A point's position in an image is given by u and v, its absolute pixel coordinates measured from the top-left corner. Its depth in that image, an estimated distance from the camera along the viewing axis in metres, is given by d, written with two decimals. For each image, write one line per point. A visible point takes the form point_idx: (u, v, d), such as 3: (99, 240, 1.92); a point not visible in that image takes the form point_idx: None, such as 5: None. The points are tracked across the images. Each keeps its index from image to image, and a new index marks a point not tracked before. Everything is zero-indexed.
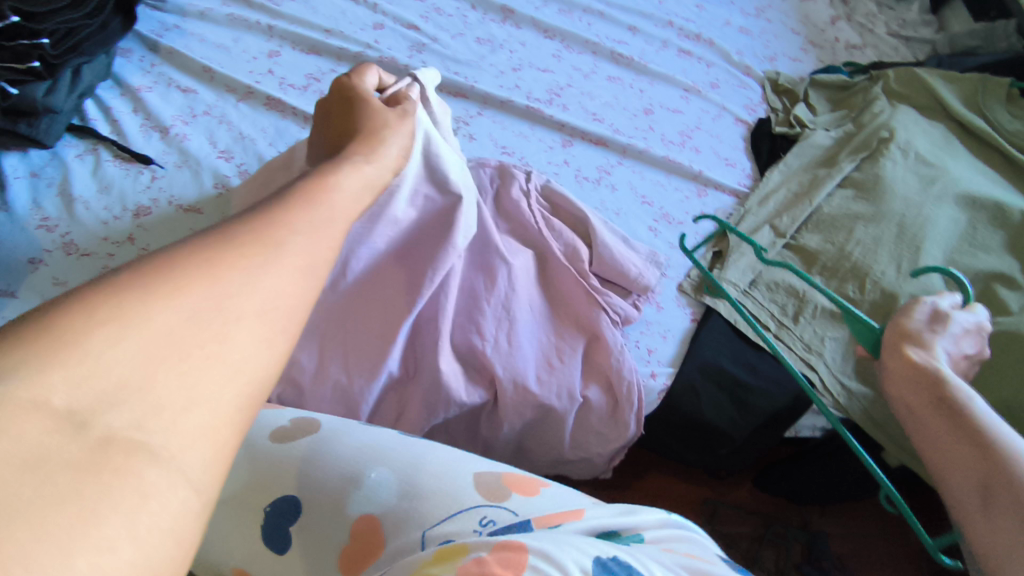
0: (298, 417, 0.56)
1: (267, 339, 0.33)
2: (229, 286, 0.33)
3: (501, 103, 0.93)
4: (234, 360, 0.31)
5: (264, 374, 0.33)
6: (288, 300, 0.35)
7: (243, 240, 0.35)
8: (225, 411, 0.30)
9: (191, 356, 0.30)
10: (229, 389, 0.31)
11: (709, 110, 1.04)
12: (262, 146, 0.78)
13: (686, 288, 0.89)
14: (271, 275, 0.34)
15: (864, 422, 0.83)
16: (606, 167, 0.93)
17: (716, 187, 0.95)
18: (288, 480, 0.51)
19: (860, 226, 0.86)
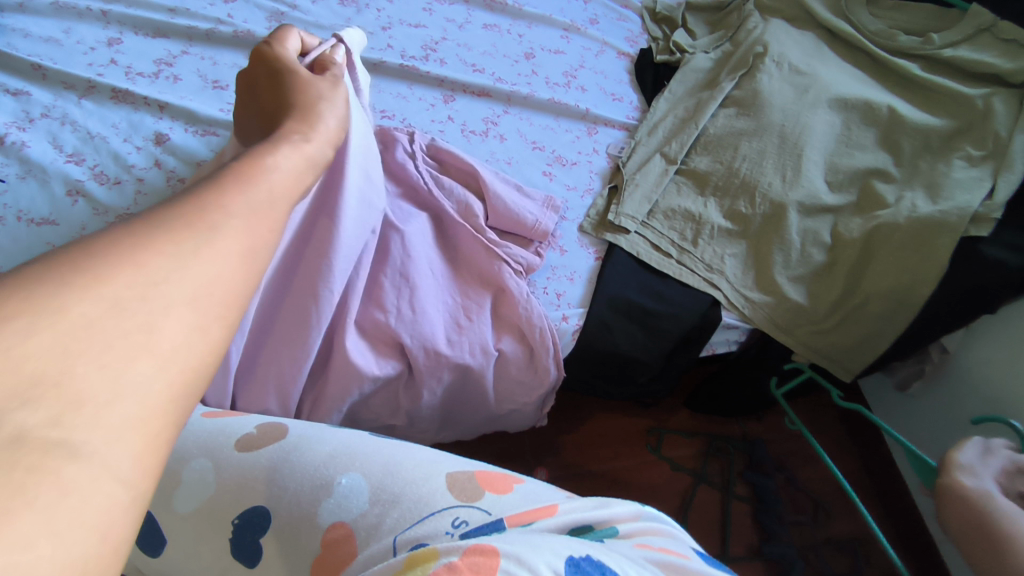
0: (264, 422, 0.51)
1: (203, 326, 0.29)
2: (157, 273, 0.29)
3: (374, 65, 0.88)
4: (163, 351, 0.28)
5: (200, 367, 0.29)
6: (227, 287, 0.31)
7: (171, 223, 0.31)
8: (156, 401, 0.27)
9: (120, 354, 0.26)
10: (160, 382, 0.27)
11: (591, 47, 1.03)
12: (116, 143, 0.73)
13: (595, 225, 0.84)
14: (203, 261, 0.30)
15: (770, 328, 0.81)
16: (492, 118, 0.89)
17: (605, 123, 0.94)
18: (258, 489, 0.46)
19: (744, 142, 0.88)
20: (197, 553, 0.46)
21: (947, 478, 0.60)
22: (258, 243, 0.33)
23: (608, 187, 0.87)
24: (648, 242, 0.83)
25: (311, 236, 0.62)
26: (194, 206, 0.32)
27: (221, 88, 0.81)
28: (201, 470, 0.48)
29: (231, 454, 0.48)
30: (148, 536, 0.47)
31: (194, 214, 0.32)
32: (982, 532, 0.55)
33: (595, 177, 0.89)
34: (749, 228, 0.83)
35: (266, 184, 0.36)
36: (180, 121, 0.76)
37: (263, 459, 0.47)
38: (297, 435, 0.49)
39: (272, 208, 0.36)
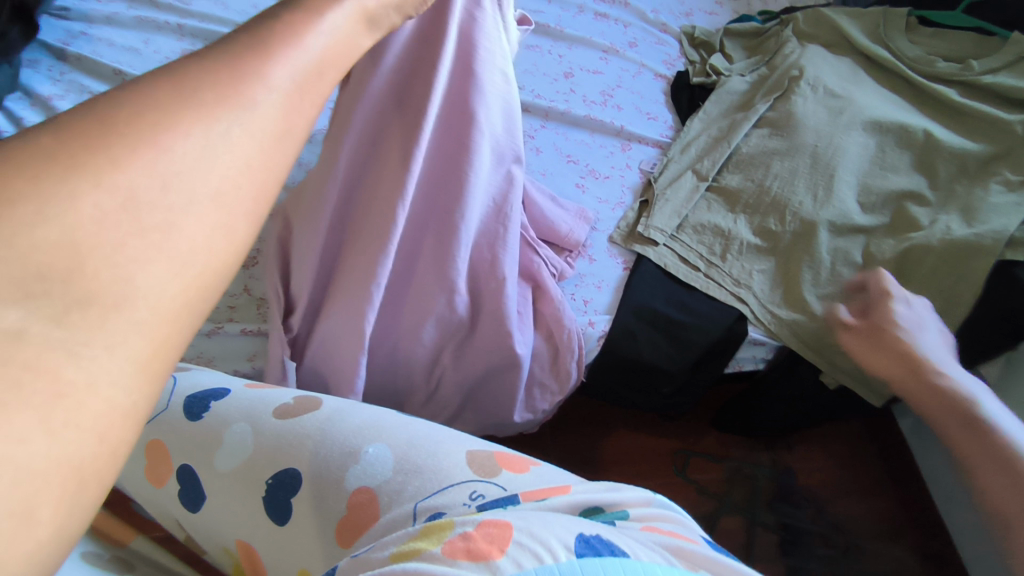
0: (300, 395, 0.55)
1: (222, 224, 0.26)
2: (178, 157, 0.25)
3: None
4: (185, 250, 0.24)
5: (216, 274, 0.26)
6: (257, 178, 0.27)
7: (205, 96, 0.27)
8: (172, 307, 0.24)
9: (127, 250, 0.23)
10: (177, 285, 0.24)
11: (629, 68, 1.07)
12: None
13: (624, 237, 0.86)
14: (234, 147, 0.27)
15: (796, 346, 0.81)
16: (530, 132, 0.94)
17: (639, 140, 0.97)
18: (292, 453, 0.49)
19: (776, 161, 0.89)
20: (235, 510, 0.49)
21: (883, 363, 0.64)
22: (292, 129, 0.29)
23: (639, 201, 0.90)
24: (676, 256, 0.85)
25: (424, 198, 0.62)
26: (229, 65, 0.28)
27: None
28: (241, 434, 0.51)
29: (270, 421, 0.52)
30: (190, 492, 0.51)
31: (232, 85, 0.28)
32: None
33: (627, 191, 0.91)
34: (778, 244, 0.84)
35: (316, 53, 0.32)
36: None
37: (300, 427, 0.51)
38: (330, 409, 0.53)
39: (319, 78, 0.32)
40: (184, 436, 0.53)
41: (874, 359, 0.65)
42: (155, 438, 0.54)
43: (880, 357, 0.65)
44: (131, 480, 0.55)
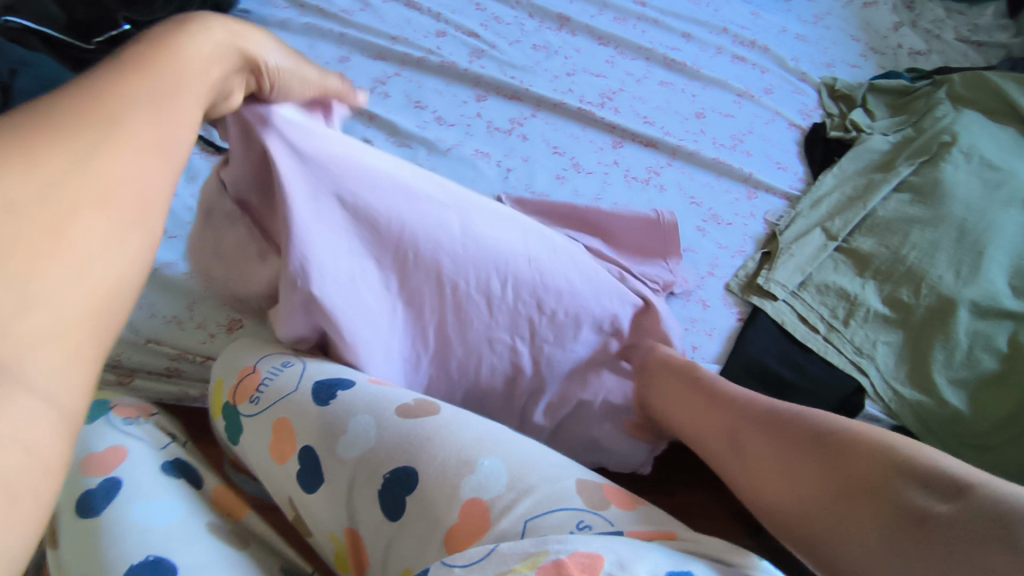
0: (420, 397, 0.57)
1: (88, 270, 0.32)
2: (35, 230, 0.31)
3: (554, 105, 0.97)
4: (55, 298, 0.31)
5: (97, 319, 0.32)
6: (102, 227, 0.34)
7: (40, 163, 0.33)
8: (66, 349, 0.30)
9: (2, 346, 0.28)
10: (59, 330, 0.30)
11: (762, 115, 1.04)
12: None
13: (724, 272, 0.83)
14: (80, 212, 0.33)
15: (916, 429, 0.74)
16: (656, 168, 0.94)
17: (767, 189, 0.95)
18: (410, 451, 0.51)
19: (916, 230, 0.84)
20: (350, 501, 0.52)
21: (668, 379, 0.65)
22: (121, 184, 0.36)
23: (761, 252, 0.88)
24: (796, 314, 0.82)
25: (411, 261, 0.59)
26: (57, 140, 0.34)
27: (421, 109, 0.93)
28: (365, 425, 0.54)
29: (391, 416, 0.54)
30: (308, 474, 0.54)
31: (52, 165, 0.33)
32: (824, 442, 0.46)
33: (749, 240, 0.89)
34: (908, 318, 0.79)
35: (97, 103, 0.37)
36: (385, 132, 0.89)
37: (421, 426, 0.53)
38: (448, 415, 0.54)
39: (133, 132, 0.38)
40: (309, 419, 0.56)
41: (668, 385, 0.65)
42: (282, 417, 0.57)
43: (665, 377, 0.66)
44: (255, 452, 0.58)
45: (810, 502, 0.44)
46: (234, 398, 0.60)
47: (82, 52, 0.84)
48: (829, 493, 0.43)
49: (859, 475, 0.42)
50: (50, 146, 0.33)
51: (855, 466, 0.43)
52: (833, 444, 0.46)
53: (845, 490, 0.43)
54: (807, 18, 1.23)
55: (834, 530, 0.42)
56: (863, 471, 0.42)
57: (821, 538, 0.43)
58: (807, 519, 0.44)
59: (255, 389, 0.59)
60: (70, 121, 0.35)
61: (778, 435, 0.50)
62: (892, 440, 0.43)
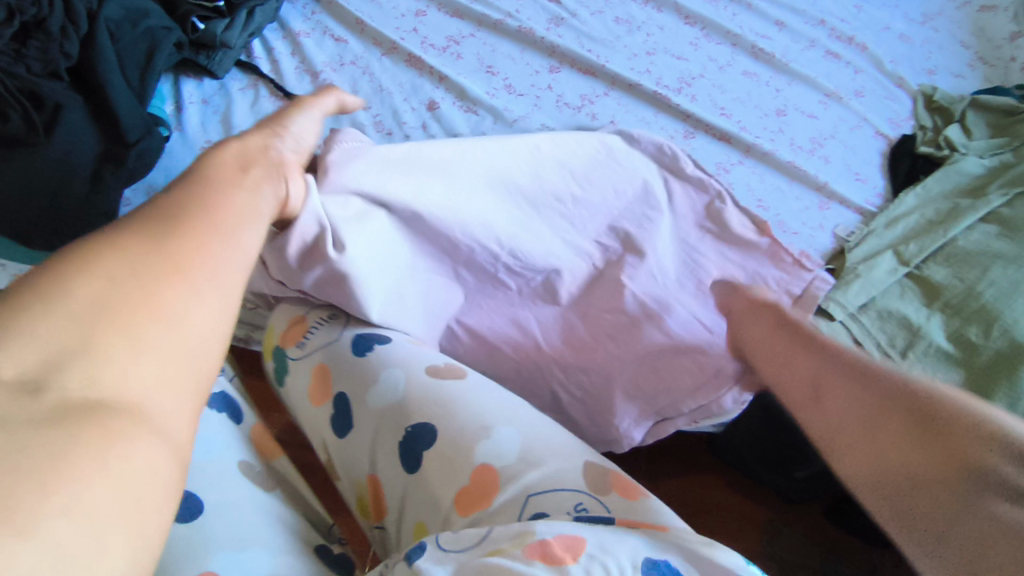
0: (448, 361, 0.58)
1: (197, 293, 0.36)
2: (144, 255, 0.36)
3: (629, 86, 0.93)
4: (183, 325, 0.34)
5: (209, 344, 0.35)
6: (194, 251, 0.38)
7: (152, 218, 0.39)
8: (193, 375, 0.34)
9: (150, 304, 0.34)
10: (176, 349, 0.34)
11: (848, 119, 0.98)
12: (397, 100, 0.86)
13: (784, 287, 0.79)
14: (175, 237, 0.38)
15: None
16: (726, 164, 0.90)
17: (841, 201, 0.90)
18: (429, 409, 0.52)
19: (998, 266, 0.80)
20: (366, 455, 0.54)
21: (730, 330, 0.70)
22: (221, 222, 0.41)
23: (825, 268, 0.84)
24: (852, 338, 0.78)
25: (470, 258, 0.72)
26: (167, 204, 0.40)
27: (492, 74, 0.91)
28: (393, 379, 0.55)
29: (421, 373, 0.55)
30: (338, 419, 0.56)
31: (166, 217, 0.39)
32: (922, 412, 0.47)
33: (816, 253, 0.85)
34: (973, 359, 0.74)
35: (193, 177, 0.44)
36: (452, 95, 0.88)
37: (449, 388, 0.53)
38: (475, 380, 0.55)
39: (229, 192, 0.44)
40: (343, 366, 0.57)
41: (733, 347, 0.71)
42: (321, 362, 0.59)
43: (747, 315, 0.68)
44: (293, 392, 0.60)
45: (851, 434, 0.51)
46: (283, 337, 0.62)
47: None
48: (921, 454, 0.45)
49: (905, 421, 0.48)
50: (156, 211, 0.39)
51: (956, 442, 0.44)
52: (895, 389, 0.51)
53: (900, 488, 0.45)
54: (915, 17, 1.13)
55: (926, 514, 0.43)
56: (900, 428, 0.48)
57: (918, 522, 0.43)
58: (868, 479, 0.48)
59: (303, 334, 0.62)
60: (198, 174, 0.45)
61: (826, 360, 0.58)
62: (969, 407, 0.46)
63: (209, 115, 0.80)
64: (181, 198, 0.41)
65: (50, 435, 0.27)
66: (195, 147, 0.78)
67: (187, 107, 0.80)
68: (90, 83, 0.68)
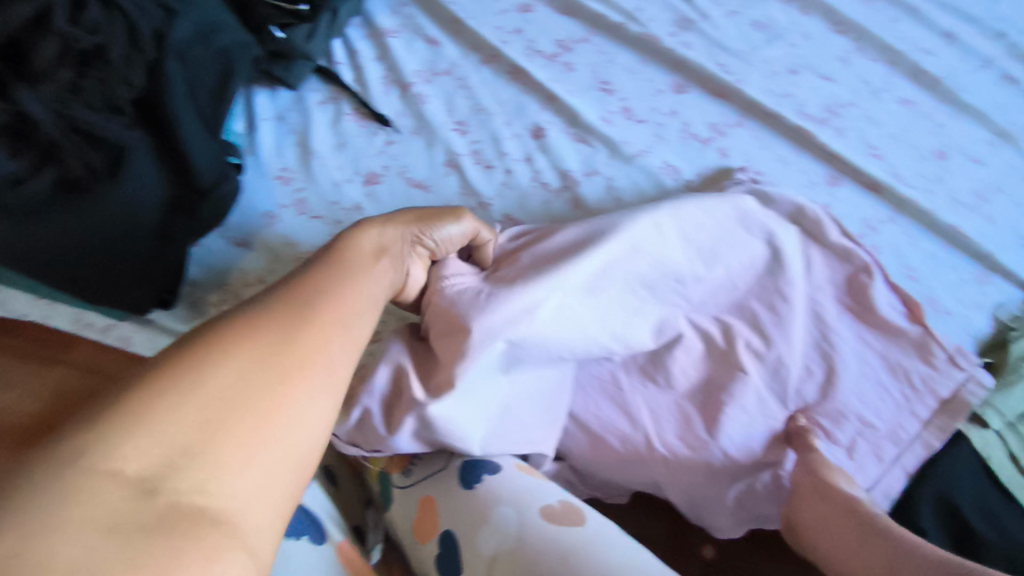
0: (563, 497, 0.55)
1: (313, 393, 0.38)
2: (272, 341, 0.39)
3: (767, 115, 0.79)
4: (290, 422, 0.37)
5: (306, 449, 0.37)
6: (332, 360, 0.41)
7: (280, 299, 0.42)
8: (285, 479, 0.35)
9: (271, 403, 0.36)
10: (282, 449, 0.36)
11: (1021, 167, 0.83)
12: (498, 123, 0.74)
13: (930, 388, 0.68)
14: (304, 334, 0.40)
15: None
16: (874, 221, 0.77)
17: (1004, 274, 0.77)
18: (547, 564, 0.49)
19: None
20: None
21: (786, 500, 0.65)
22: (353, 312, 0.44)
23: (982, 361, 0.74)
24: (1010, 452, 0.70)
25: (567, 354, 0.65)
26: (301, 286, 0.43)
27: (608, 93, 0.77)
28: (506, 519, 0.53)
29: (534, 516, 0.52)
30: (447, 559, 0.54)
31: (301, 301, 0.42)
32: None
33: (970, 339, 0.75)
34: None
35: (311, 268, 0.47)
36: (562, 119, 0.75)
37: (561, 534, 0.50)
38: (593, 529, 0.51)
39: (359, 286, 0.47)
40: (453, 499, 0.56)
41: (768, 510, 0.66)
42: (425, 495, 0.58)
43: (800, 514, 0.62)
44: (399, 524, 0.60)
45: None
46: (387, 467, 0.62)
47: None
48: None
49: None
50: (286, 296, 0.42)
51: None
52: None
53: None
54: None
55: None
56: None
57: None
58: None
59: (407, 462, 0.61)
60: (336, 253, 0.50)
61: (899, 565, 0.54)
62: None
63: (285, 136, 0.71)
64: (313, 282, 0.44)
65: (147, 551, 0.29)
66: (269, 177, 0.69)
67: (261, 125, 0.71)
68: (150, 112, 0.59)
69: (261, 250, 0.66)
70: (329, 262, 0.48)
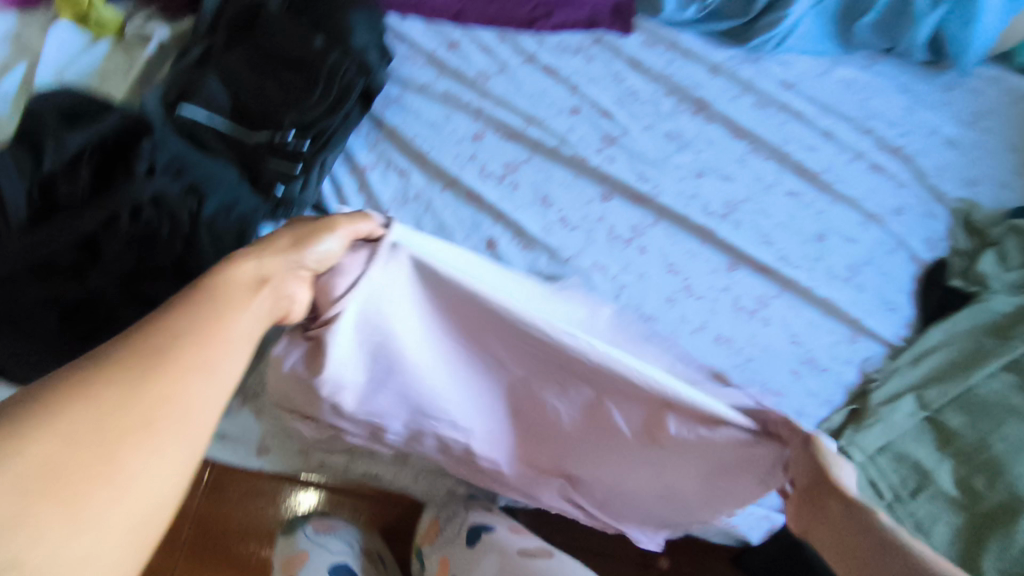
0: None
1: (153, 453, 0.46)
2: (110, 406, 0.45)
3: (677, 216, 0.97)
4: (123, 485, 0.44)
5: (143, 506, 0.45)
6: (182, 397, 0.48)
7: (124, 356, 0.47)
8: (113, 537, 0.43)
9: (104, 473, 0.43)
10: (113, 511, 0.43)
11: (885, 243, 1.02)
12: (459, 239, 0.91)
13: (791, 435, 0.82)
14: (149, 383, 0.47)
15: None
16: (766, 298, 0.96)
17: (870, 334, 0.97)
18: None
19: (1011, 422, 0.88)
20: None
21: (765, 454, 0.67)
22: (217, 366, 0.51)
23: (849, 408, 0.93)
24: (868, 478, 0.90)
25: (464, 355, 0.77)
26: (149, 339, 0.48)
27: (547, 206, 0.95)
28: None
29: None
30: None
31: (148, 358, 0.47)
32: None
33: (841, 390, 0.94)
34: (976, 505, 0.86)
35: (176, 309, 0.51)
36: (510, 232, 0.93)
37: (536, 568, 0.86)
38: None
39: (221, 322, 0.52)
40: None
41: (750, 454, 0.68)
42: None
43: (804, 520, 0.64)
44: None
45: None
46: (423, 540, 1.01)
47: (247, 142, 0.85)
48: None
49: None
50: (128, 352, 0.48)
51: None
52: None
53: None
54: (968, 114, 1.11)
55: None
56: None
57: None
58: None
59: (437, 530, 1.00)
60: (205, 295, 0.54)
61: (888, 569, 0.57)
62: None
63: None
64: (159, 335, 0.49)
65: None
66: None
67: None
68: (186, 272, 0.77)
69: None
70: (209, 294, 0.54)
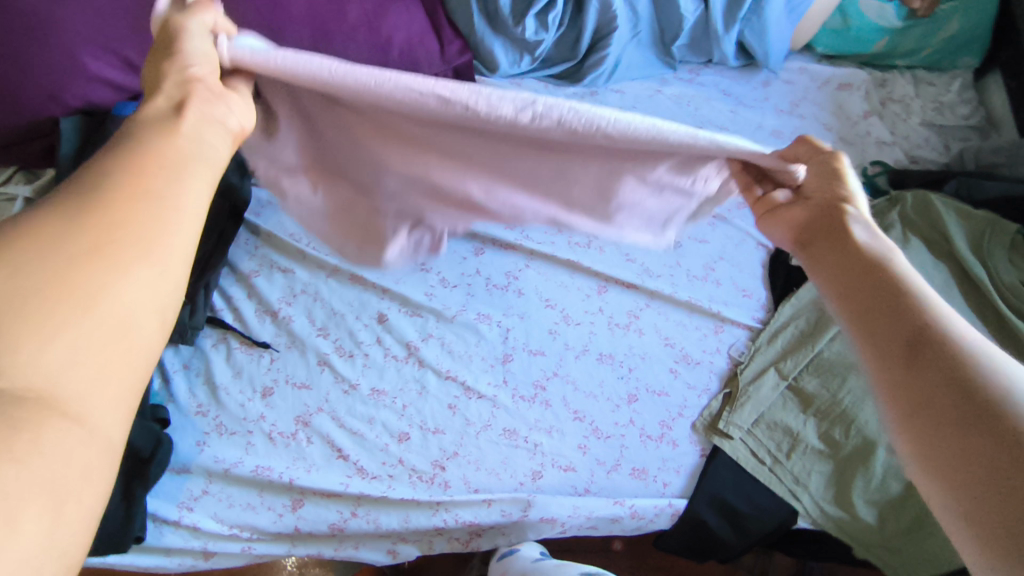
0: None
1: (137, 264, 0.38)
2: (59, 225, 0.37)
3: (545, 255, 1.11)
4: (117, 307, 0.36)
5: (145, 310, 0.38)
6: (159, 220, 0.41)
7: (94, 182, 0.41)
8: (132, 362, 0.37)
9: (71, 284, 0.35)
10: (95, 322, 0.35)
11: (733, 237, 1.19)
12: (351, 321, 1.02)
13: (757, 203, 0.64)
14: (123, 199, 0.40)
15: (839, 533, 0.99)
16: (636, 311, 1.09)
17: (732, 322, 1.11)
18: None
19: (853, 375, 1.03)
20: None
21: (799, 219, 0.59)
22: (196, 162, 0.47)
23: (724, 392, 1.06)
24: (749, 450, 1.02)
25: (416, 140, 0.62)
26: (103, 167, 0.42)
27: (426, 272, 1.07)
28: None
29: None
30: None
31: (115, 186, 0.41)
32: (985, 413, 0.41)
33: (715, 378, 1.07)
34: (838, 452, 1.00)
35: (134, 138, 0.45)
36: (397, 303, 1.04)
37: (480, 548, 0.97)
38: None
39: (182, 148, 0.46)
40: None
41: (784, 216, 0.60)
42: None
43: (814, 248, 0.57)
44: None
45: (936, 468, 0.41)
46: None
47: None
48: (954, 482, 0.40)
49: (995, 469, 0.39)
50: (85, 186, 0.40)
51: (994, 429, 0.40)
52: (994, 422, 0.40)
53: (955, 428, 0.41)
54: (783, 105, 1.25)
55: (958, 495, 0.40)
56: (987, 482, 0.39)
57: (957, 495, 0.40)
58: (924, 452, 0.43)
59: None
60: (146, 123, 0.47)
61: (918, 314, 0.47)
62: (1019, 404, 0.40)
63: (194, 380, 0.97)
64: (132, 160, 0.43)
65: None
66: (190, 415, 0.94)
67: (173, 376, 0.96)
68: None
69: (198, 470, 0.92)
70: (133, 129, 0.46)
